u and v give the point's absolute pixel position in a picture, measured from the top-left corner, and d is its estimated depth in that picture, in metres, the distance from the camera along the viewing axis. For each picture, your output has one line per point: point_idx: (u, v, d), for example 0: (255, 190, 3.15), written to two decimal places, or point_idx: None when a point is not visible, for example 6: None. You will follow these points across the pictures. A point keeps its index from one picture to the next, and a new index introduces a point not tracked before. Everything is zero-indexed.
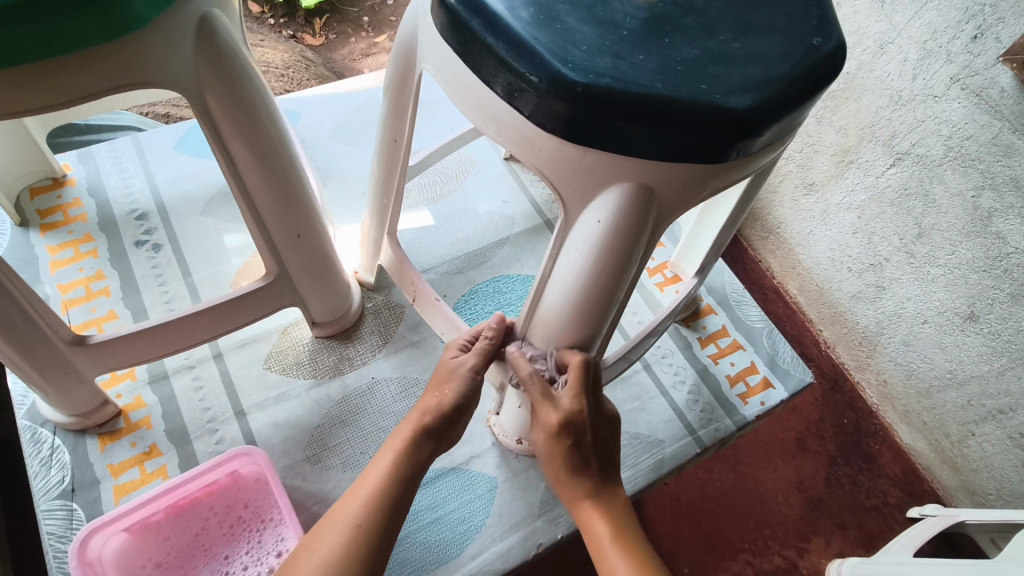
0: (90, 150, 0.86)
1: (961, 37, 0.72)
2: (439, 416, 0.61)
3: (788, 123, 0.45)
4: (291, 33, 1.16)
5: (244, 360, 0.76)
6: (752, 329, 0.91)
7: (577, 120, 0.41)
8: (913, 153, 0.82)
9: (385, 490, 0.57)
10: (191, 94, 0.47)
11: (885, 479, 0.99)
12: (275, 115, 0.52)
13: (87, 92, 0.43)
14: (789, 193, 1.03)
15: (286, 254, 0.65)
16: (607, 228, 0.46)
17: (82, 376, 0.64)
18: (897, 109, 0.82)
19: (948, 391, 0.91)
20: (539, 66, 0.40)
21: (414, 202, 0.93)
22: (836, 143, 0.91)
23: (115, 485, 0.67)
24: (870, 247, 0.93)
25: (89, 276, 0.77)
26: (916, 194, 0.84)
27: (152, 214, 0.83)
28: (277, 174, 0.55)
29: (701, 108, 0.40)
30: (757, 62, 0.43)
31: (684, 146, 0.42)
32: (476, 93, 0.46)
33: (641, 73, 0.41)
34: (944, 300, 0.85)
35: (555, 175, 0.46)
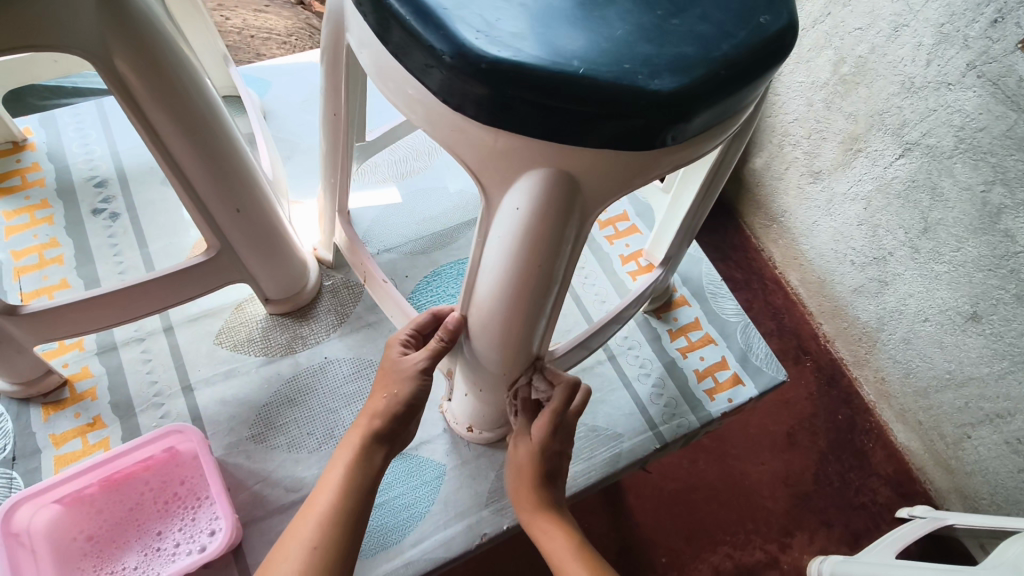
0: (52, 115, 0.85)
1: (981, 21, 0.66)
2: (391, 420, 0.61)
3: (726, 108, 0.41)
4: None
5: (194, 335, 0.75)
6: (726, 323, 0.87)
7: (490, 100, 0.38)
8: (922, 143, 0.77)
9: (340, 505, 0.56)
10: (99, 60, 0.45)
11: (875, 478, 0.95)
12: (197, 84, 0.50)
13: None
14: (795, 180, 0.98)
15: (227, 230, 0.63)
16: (526, 216, 0.43)
17: (21, 347, 0.63)
18: (908, 96, 0.77)
19: (945, 392, 0.87)
20: (445, 39, 0.37)
21: (382, 177, 0.90)
22: (843, 130, 0.87)
23: (56, 455, 0.67)
24: (874, 240, 0.89)
25: (43, 243, 0.77)
26: (924, 186, 0.79)
27: (111, 181, 0.81)
28: (203, 146, 0.53)
29: (622, 88, 0.37)
30: (693, 41, 0.39)
31: (607, 132, 0.38)
32: (394, 71, 0.43)
33: (557, 48, 0.37)
34: (947, 298, 0.81)
35: (476, 159, 0.43)
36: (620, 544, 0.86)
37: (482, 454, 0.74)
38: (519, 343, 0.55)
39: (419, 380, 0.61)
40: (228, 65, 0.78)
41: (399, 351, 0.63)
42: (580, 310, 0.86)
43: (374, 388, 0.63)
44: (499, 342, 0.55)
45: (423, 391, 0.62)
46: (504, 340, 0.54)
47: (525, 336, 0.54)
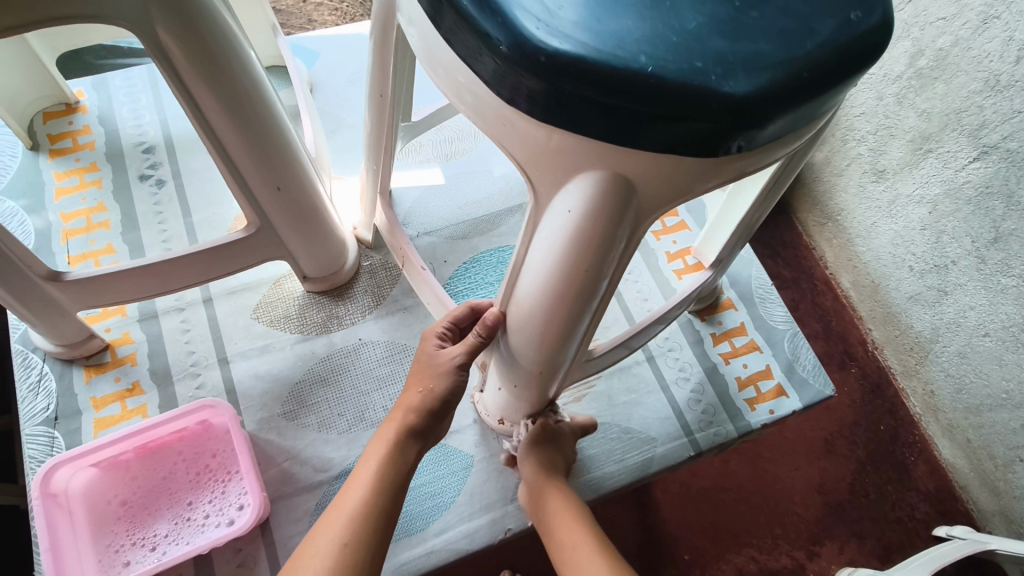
0: (105, 78, 0.85)
1: None
2: (424, 415, 0.60)
3: (804, 114, 0.37)
4: None
5: (233, 307, 0.75)
6: (773, 330, 0.83)
7: (545, 96, 0.35)
8: (1003, 147, 0.70)
9: (371, 502, 0.55)
10: (145, 33, 0.43)
11: (915, 493, 0.89)
12: (240, 55, 0.48)
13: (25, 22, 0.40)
14: (855, 179, 0.92)
15: (268, 208, 0.62)
16: (577, 220, 0.40)
17: (65, 311, 0.64)
18: (992, 95, 0.70)
19: (999, 412, 0.81)
20: (502, 27, 0.34)
21: (427, 157, 0.88)
22: (914, 129, 0.80)
23: (96, 418, 0.68)
24: (937, 247, 0.82)
25: (91, 207, 0.78)
26: (998, 193, 0.72)
27: (159, 147, 0.82)
28: (246, 123, 0.52)
29: (692, 90, 0.33)
30: (773, 37, 0.35)
31: (668, 136, 0.35)
32: (444, 56, 0.41)
33: (623, 43, 0.34)
34: (1012, 313, 0.75)
35: (526, 155, 0.40)
36: (639, 539, 0.82)
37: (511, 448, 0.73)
38: (558, 345, 0.53)
39: (455, 376, 0.60)
40: (276, 34, 0.76)
41: (436, 346, 0.61)
42: (621, 309, 0.83)
43: (410, 381, 0.62)
44: (537, 341, 0.53)
45: (459, 386, 0.61)
46: (543, 340, 0.52)
47: (565, 339, 0.52)
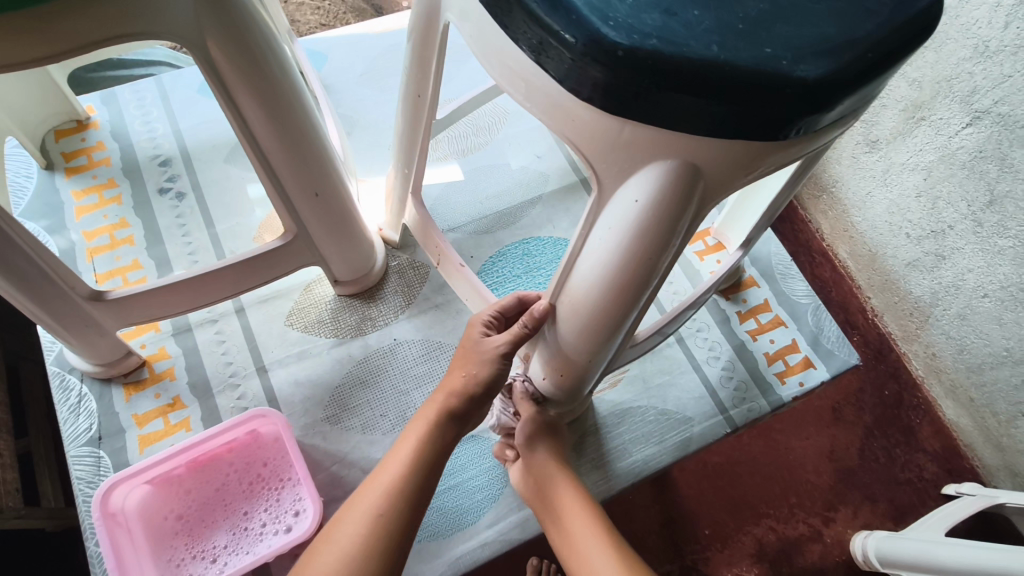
0: (113, 92, 0.84)
1: None
2: (465, 400, 0.61)
3: (865, 94, 0.38)
4: None
5: (266, 315, 0.75)
6: (796, 305, 0.85)
7: (618, 89, 0.36)
8: (994, 112, 0.67)
9: (407, 477, 0.58)
10: (195, 46, 0.44)
11: (923, 454, 0.82)
12: (285, 64, 0.48)
13: (74, 46, 0.40)
14: (849, 149, 0.88)
15: (303, 214, 0.62)
16: (644, 209, 0.41)
17: (104, 330, 0.64)
18: (981, 61, 0.67)
19: (1001, 369, 0.76)
20: (575, 25, 0.35)
21: (444, 154, 0.88)
22: (906, 98, 0.76)
23: (139, 435, 0.68)
24: (933, 212, 0.78)
25: (113, 223, 0.77)
26: (993, 157, 0.69)
27: (175, 160, 0.81)
28: (287, 132, 0.52)
29: (769, 75, 0.34)
30: (835, 20, 0.36)
31: (739, 123, 0.36)
32: (507, 54, 0.41)
33: (697, 35, 0.35)
34: (1010, 273, 0.71)
35: (592, 149, 0.41)
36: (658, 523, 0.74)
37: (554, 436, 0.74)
38: (609, 334, 0.53)
39: (499, 364, 0.60)
40: (292, 41, 0.75)
41: (480, 332, 0.62)
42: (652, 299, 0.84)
43: (453, 368, 0.63)
44: (586, 332, 0.54)
45: (501, 374, 0.61)
46: (596, 330, 0.53)
47: (617, 328, 0.52)
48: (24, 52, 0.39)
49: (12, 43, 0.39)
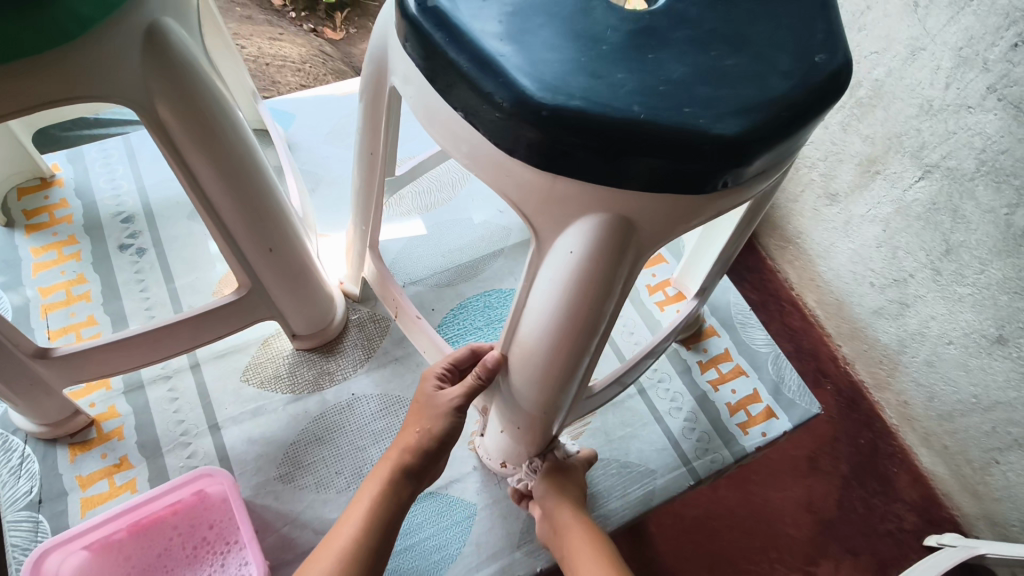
0: (80, 151, 0.85)
1: (1000, 45, 0.61)
2: (420, 455, 0.60)
3: (785, 149, 0.40)
4: (311, 26, 1.18)
5: (221, 372, 0.74)
6: (756, 353, 0.86)
7: (547, 147, 0.37)
8: (943, 165, 0.70)
9: (361, 540, 0.56)
10: (143, 108, 0.45)
11: (901, 504, 0.83)
12: (235, 124, 0.50)
13: (18, 108, 0.41)
14: (810, 203, 0.90)
15: (259, 269, 0.62)
16: (580, 260, 0.42)
17: (51, 388, 0.62)
18: (928, 118, 0.69)
19: (971, 416, 0.78)
20: (505, 87, 0.37)
21: (406, 209, 0.90)
22: (860, 153, 0.79)
23: (83, 498, 0.66)
24: (894, 262, 0.80)
25: (70, 279, 0.76)
26: (945, 209, 0.71)
27: (138, 217, 0.81)
28: (239, 189, 0.53)
29: (688, 131, 0.36)
30: (752, 82, 0.38)
31: (666, 177, 0.38)
32: (446, 116, 0.43)
33: (619, 96, 0.36)
34: (972, 320, 0.73)
35: (529, 200, 0.42)
36: None
37: None
38: (561, 383, 0.53)
39: (454, 417, 0.60)
40: (257, 102, 0.78)
41: (433, 386, 0.62)
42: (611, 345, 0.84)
43: (409, 422, 0.63)
44: (538, 383, 0.53)
45: (456, 426, 0.61)
46: (547, 380, 0.53)
47: (568, 377, 0.52)
48: None
49: None
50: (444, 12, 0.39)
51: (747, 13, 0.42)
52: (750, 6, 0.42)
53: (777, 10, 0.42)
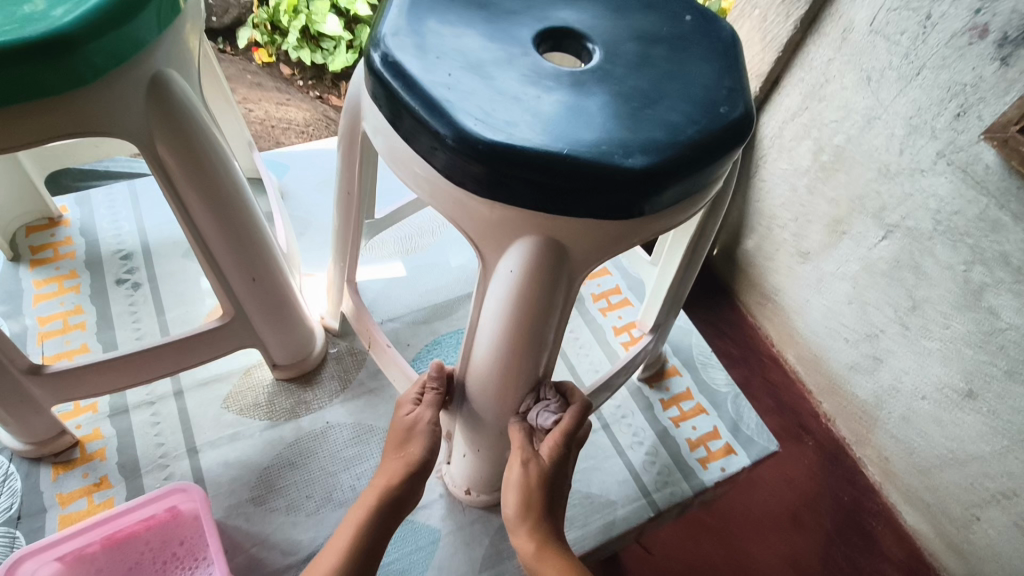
0: (87, 194, 0.93)
1: (944, 115, 0.72)
2: (402, 482, 0.60)
3: (693, 183, 0.46)
4: (317, 93, 1.51)
5: (203, 399, 0.78)
6: (716, 393, 0.91)
7: (485, 177, 0.43)
8: (903, 226, 0.80)
9: (341, 572, 0.56)
10: (141, 142, 0.51)
11: (887, 562, 0.91)
12: (224, 159, 0.56)
13: (29, 138, 0.46)
14: (784, 261, 1.00)
15: (241, 297, 0.67)
16: (519, 276, 0.48)
17: (40, 407, 0.67)
18: (886, 181, 0.81)
19: (950, 471, 0.84)
20: (447, 125, 0.42)
21: (390, 253, 0.96)
22: (827, 214, 0.90)
23: (61, 515, 0.68)
24: (864, 317, 0.89)
25: (68, 310, 0.82)
26: (908, 266, 0.81)
27: (136, 254, 0.88)
28: (225, 219, 0.59)
29: (605, 164, 0.42)
30: (663, 127, 0.45)
31: (589, 204, 0.43)
32: (404, 154, 0.49)
33: (546, 134, 0.42)
34: (941, 374, 0.81)
35: (474, 225, 0.48)
36: None
37: (478, 519, 0.75)
38: (515, 398, 0.58)
39: (432, 435, 0.62)
40: (252, 151, 0.85)
41: (415, 412, 0.62)
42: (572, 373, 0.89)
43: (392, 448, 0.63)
44: (494, 398, 0.58)
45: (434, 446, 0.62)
46: (501, 394, 0.57)
47: (521, 391, 0.57)
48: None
49: None
50: (400, 64, 0.45)
51: (665, 74, 0.49)
52: (668, 68, 0.50)
53: (691, 73, 0.50)
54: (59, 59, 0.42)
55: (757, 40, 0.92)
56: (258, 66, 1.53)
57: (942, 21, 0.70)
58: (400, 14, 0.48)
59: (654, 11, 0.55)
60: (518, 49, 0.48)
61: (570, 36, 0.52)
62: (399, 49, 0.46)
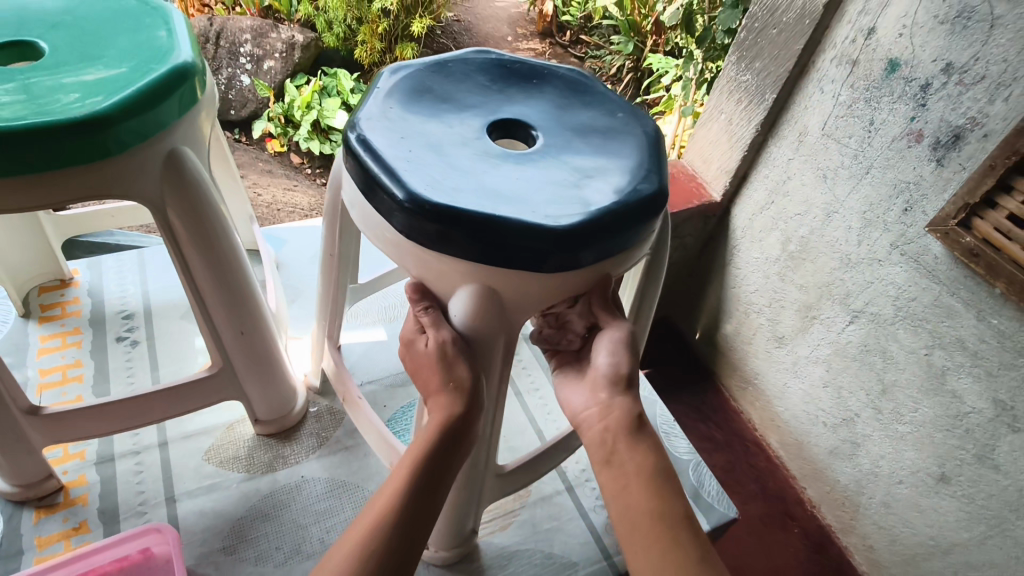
0: (98, 260, 1.02)
1: (894, 209, 0.84)
2: (443, 434, 0.57)
3: (612, 245, 0.53)
4: (321, 181, 1.62)
5: (186, 450, 0.83)
6: (678, 460, 0.94)
7: (431, 233, 0.51)
8: (867, 312, 0.91)
9: (405, 498, 0.53)
10: (155, 206, 0.60)
11: None
12: (224, 224, 0.64)
13: (57, 200, 0.54)
14: (762, 345, 1.12)
15: (229, 349, 0.73)
16: (466, 319, 0.56)
17: (32, 448, 0.71)
18: (848, 270, 0.92)
19: (933, 560, 0.89)
20: (402, 189, 0.51)
21: (371, 319, 1.03)
22: (798, 301, 1.02)
23: (37, 557, 0.71)
24: (841, 402, 0.99)
25: (68, 363, 0.88)
26: (875, 350, 0.91)
27: (137, 314, 0.95)
28: (221, 276, 0.66)
29: (528, 223, 0.49)
30: (585, 198, 0.53)
31: (518, 258, 0.51)
32: (372, 219, 0.57)
33: (484, 199, 0.51)
34: (915, 459, 0.88)
35: (433, 278, 0.56)
36: None
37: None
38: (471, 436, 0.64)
39: (459, 355, 0.57)
40: (251, 223, 0.94)
41: (434, 341, 0.57)
42: (534, 428, 0.91)
43: (432, 388, 0.59)
44: None
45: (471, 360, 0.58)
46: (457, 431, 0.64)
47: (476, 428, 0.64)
48: (19, 201, 0.53)
49: (15, 197, 0.52)
50: (368, 143, 0.54)
51: (592, 159, 0.58)
52: (596, 155, 0.59)
53: (615, 159, 0.58)
54: (92, 134, 0.51)
55: (725, 140, 1.08)
56: (269, 154, 1.68)
57: (883, 126, 0.83)
58: (380, 103, 0.59)
59: (593, 112, 0.65)
60: (472, 135, 0.58)
61: (519, 126, 0.62)
62: (373, 130, 0.55)
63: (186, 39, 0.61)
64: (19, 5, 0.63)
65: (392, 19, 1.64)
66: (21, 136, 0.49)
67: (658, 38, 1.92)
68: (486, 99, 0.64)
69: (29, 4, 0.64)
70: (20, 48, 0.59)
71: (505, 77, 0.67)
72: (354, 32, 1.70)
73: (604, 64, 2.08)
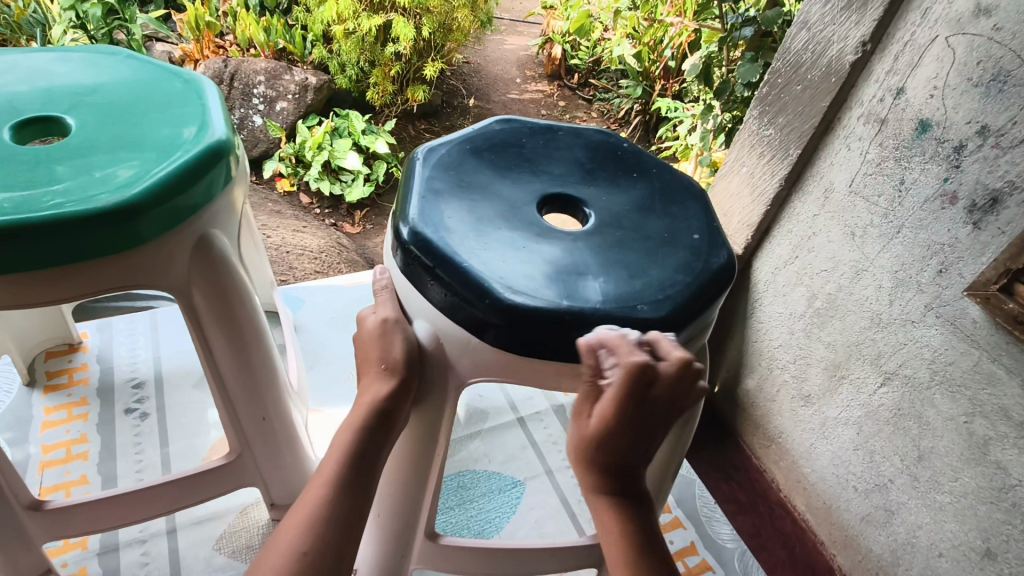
0: (109, 322, 0.98)
1: (927, 271, 0.71)
2: (374, 427, 0.52)
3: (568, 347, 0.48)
4: (333, 221, 1.62)
5: (196, 539, 0.76)
6: (722, 549, 0.88)
7: (411, 268, 0.51)
8: (901, 373, 0.75)
9: (333, 500, 0.48)
10: (181, 292, 0.56)
11: None
12: (249, 306, 0.60)
13: (77, 293, 0.50)
14: (787, 404, 0.93)
15: (247, 437, 0.68)
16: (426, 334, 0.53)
17: (30, 543, 0.65)
18: (880, 330, 0.77)
19: None
20: (407, 208, 0.52)
21: None
22: (825, 358, 0.85)
23: None
24: (872, 467, 0.81)
25: (73, 438, 0.82)
26: (910, 415, 0.75)
27: (148, 383, 0.90)
28: (243, 359, 0.62)
29: (482, 284, 0.47)
30: (563, 286, 0.49)
31: (462, 312, 0.49)
32: (409, 297, 0.53)
33: (460, 246, 0.50)
34: (956, 531, 0.72)
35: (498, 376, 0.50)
36: None
37: None
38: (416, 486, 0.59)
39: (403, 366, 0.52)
40: (273, 289, 0.90)
41: (377, 318, 0.55)
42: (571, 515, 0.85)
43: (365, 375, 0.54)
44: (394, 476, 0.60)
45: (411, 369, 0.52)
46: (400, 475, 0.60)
47: (424, 475, 0.59)
48: (37, 294, 0.49)
49: (33, 291, 0.49)
50: (413, 171, 0.57)
51: (625, 258, 0.53)
52: (633, 257, 0.53)
53: (649, 269, 0.52)
54: (118, 225, 0.48)
55: (748, 194, 0.92)
56: (278, 194, 1.64)
57: (914, 187, 0.70)
58: (459, 147, 0.61)
59: (669, 218, 0.58)
60: (522, 201, 0.57)
61: (577, 205, 0.59)
62: (425, 164, 0.57)
63: (220, 115, 0.58)
64: (45, 81, 0.61)
65: (404, 62, 1.72)
66: (42, 230, 0.45)
67: (667, 83, 1.89)
68: (565, 173, 0.61)
69: (59, 79, 0.61)
70: (45, 125, 0.56)
71: (606, 160, 0.64)
72: (366, 75, 1.73)
73: (613, 106, 2.06)
